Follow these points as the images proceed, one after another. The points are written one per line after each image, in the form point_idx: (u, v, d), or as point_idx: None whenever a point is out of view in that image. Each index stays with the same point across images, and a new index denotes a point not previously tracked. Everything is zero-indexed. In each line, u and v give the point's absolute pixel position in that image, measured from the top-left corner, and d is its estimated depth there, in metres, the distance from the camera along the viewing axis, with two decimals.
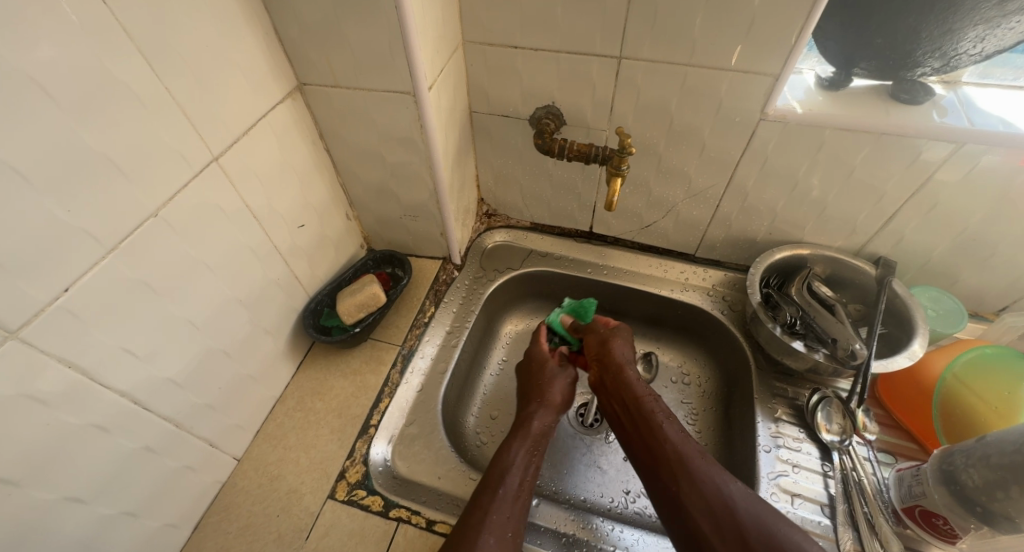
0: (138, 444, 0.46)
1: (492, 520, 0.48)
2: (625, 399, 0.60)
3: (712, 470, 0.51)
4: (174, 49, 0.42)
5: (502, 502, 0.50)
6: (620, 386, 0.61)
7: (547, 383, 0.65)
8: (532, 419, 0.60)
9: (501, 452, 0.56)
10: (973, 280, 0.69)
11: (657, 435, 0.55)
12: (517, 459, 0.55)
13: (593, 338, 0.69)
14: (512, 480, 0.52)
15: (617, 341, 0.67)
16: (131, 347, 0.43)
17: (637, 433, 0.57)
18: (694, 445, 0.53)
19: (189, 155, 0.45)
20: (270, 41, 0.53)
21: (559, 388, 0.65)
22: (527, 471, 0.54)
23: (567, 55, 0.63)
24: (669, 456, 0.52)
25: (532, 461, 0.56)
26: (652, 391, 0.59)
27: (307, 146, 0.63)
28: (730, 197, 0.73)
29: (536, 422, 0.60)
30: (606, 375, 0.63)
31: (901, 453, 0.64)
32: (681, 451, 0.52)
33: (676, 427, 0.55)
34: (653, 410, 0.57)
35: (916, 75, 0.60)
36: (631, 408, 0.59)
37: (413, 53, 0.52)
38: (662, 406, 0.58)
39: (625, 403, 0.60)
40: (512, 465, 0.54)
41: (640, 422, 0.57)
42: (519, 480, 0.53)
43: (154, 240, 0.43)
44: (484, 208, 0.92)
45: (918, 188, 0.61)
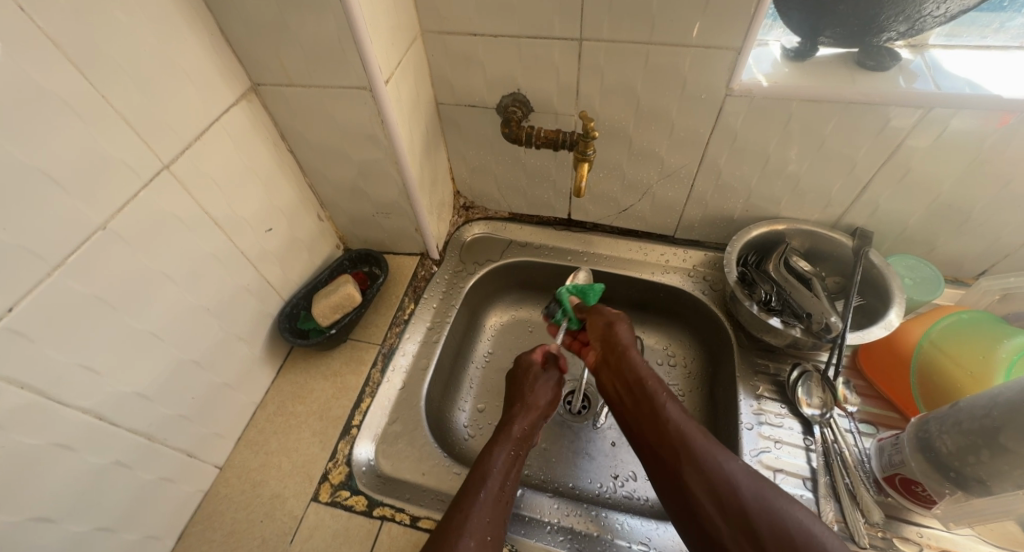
0: (107, 460, 0.46)
1: (474, 525, 0.48)
2: (629, 378, 0.59)
3: (715, 450, 0.50)
4: (109, 57, 0.41)
5: (484, 506, 0.50)
6: (625, 366, 0.60)
7: (530, 389, 0.65)
8: (511, 423, 0.60)
9: (485, 455, 0.55)
10: (952, 245, 0.69)
11: (659, 415, 0.54)
12: (497, 464, 0.54)
13: (595, 318, 0.68)
14: (493, 484, 0.52)
15: (620, 324, 0.65)
16: (89, 363, 0.43)
17: (637, 410, 0.56)
18: (695, 424, 0.53)
19: (136, 165, 0.45)
20: (216, 42, 0.51)
21: (542, 392, 0.65)
22: (508, 477, 0.54)
23: (527, 40, 0.62)
24: (671, 435, 0.52)
25: (513, 465, 0.56)
26: (655, 372, 0.58)
27: (268, 147, 0.61)
28: (704, 176, 0.72)
29: (516, 426, 0.60)
30: (609, 354, 0.63)
31: (882, 423, 0.64)
32: (682, 432, 0.52)
33: (677, 407, 0.55)
34: (657, 391, 0.56)
35: (882, 40, 0.59)
36: (634, 388, 0.58)
37: (364, 47, 0.51)
38: (665, 387, 0.57)
39: (627, 382, 0.59)
40: (496, 469, 0.54)
41: (641, 399, 0.57)
42: (502, 487, 0.53)
43: (104, 253, 0.43)
44: (461, 200, 0.91)
45: (890, 156, 0.61)
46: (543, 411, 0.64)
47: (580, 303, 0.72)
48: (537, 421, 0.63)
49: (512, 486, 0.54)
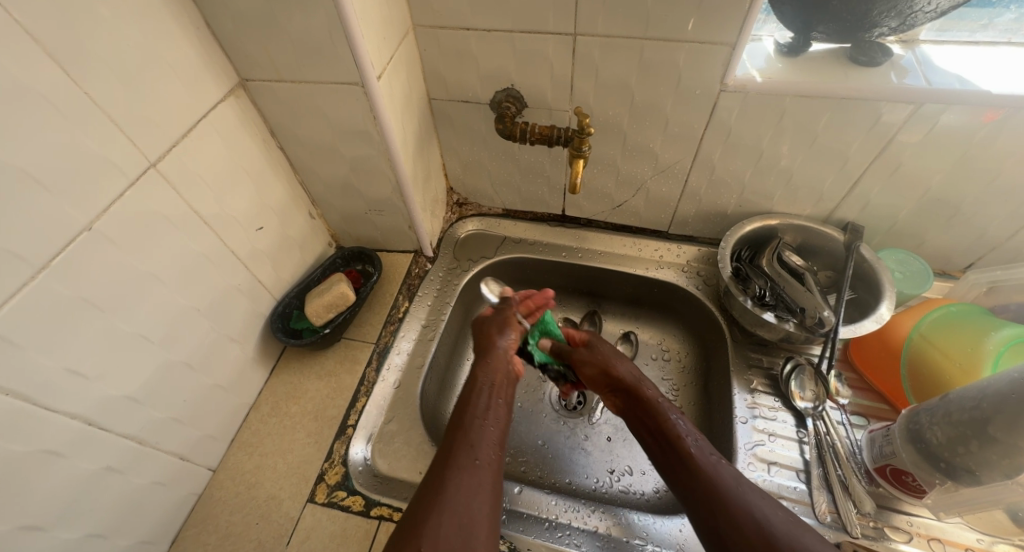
0: (98, 465, 0.45)
1: (462, 459, 0.49)
2: (652, 428, 0.57)
3: (747, 492, 0.48)
4: (92, 52, 0.39)
5: (470, 439, 0.52)
6: (647, 415, 0.58)
7: (490, 342, 0.64)
8: (480, 370, 0.61)
9: (466, 398, 0.57)
10: (939, 239, 0.70)
11: (688, 461, 0.52)
12: (480, 405, 0.56)
13: (597, 359, 0.66)
14: (476, 421, 0.54)
15: (617, 359, 0.65)
16: (77, 367, 0.42)
17: (667, 461, 0.54)
18: (728, 470, 0.51)
19: (122, 164, 0.43)
20: (203, 36, 0.50)
21: (502, 343, 0.64)
22: (490, 412, 0.56)
23: (521, 35, 0.61)
24: (700, 485, 0.50)
25: (494, 400, 0.58)
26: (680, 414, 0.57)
27: (257, 144, 0.60)
28: (698, 172, 0.72)
29: (489, 371, 0.61)
30: (629, 402, 0.61)
31: (873, 415, 0.65)
32: (711, 476, 0.50)
33: (707, 451, 0.53)
34: (681, 435, 0.54)
35: (874, 35, 0.59)
36: (657, 436, 0.56)
37: (356, 42, 0.50)
38: (689, 429, 0.55)
39: (654, 433, 0.57)
40: (478, 408, 0.56)
41: (666, 447, 0.55)
42: (483, 421, 0.54)
43: (90, 255, 0.42)
44: (455, 197, 0.91)
45: (881, 151, 0.61)
46: (507, 356, 0.63)
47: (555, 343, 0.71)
48: (512, 363, 0.63)
49: (499, 420, 0.56)
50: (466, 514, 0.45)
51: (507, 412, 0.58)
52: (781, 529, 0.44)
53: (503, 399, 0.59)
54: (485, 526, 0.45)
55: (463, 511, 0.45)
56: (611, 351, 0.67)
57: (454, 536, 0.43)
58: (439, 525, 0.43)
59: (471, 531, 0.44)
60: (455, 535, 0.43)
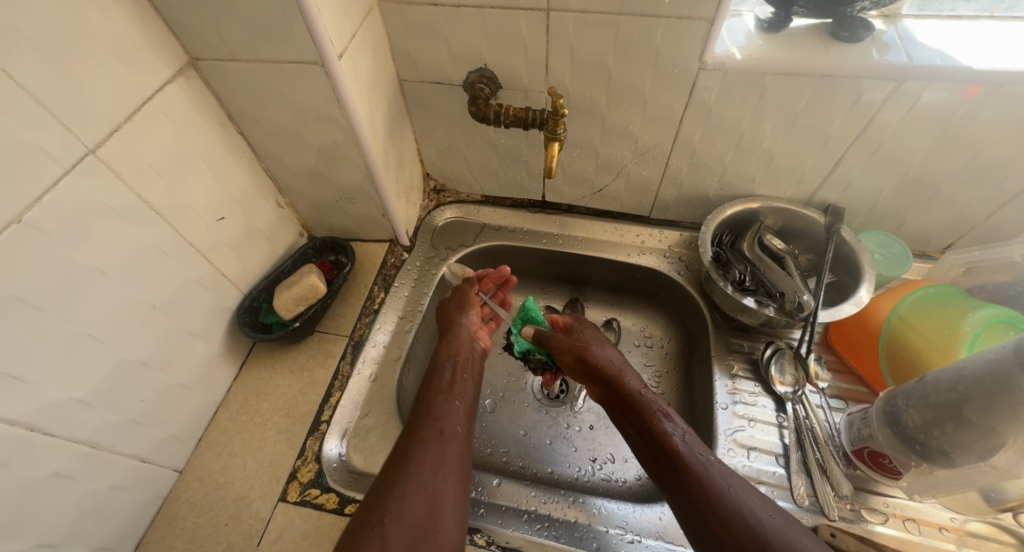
0: (45, 472, 0.42)
1: (427, 432, 0.50)
2: (636, 422, 0.56)
3: (733, 484, 0.47)
4: (11, 28, 0.36)
5: (436, 411, 0.52)
6: (631, 406, 0.57)
7: (453, 319, 0.66)
8: (448, 349, 0.62)
9: (432, 375, 0.58)
10: (919, 220, 0.69)
11: (674, 456, 0.51)
12: (444, 382, 0.57)
13: (575, 345, 0.65)
14: (443, 395, 0.55)
15: (597, 345, 0.65)
16: (13, 370, 0.39)
17: (651, 455, 0.53)
18: (719, 467, 0.49)
19: (55, 150, 0.40)
20: (144, 12, 0.46)
21: (467, 322, 0.66)
22: (456, 387, 0.57)
23: (492, 10, 0.58)
24: (687, 481, 0.49)
25: (459, 376, 0.58)
26: (657, 398, 0.57)
27: (214, 129, 0.57)
28: (678, 154, 0.70)
29: (454, 351, 0.62)
30: (611, 395, 0.60)
31: (852, 398, 0.65)
32: (700, 473, 0.49)
33: (693, 443, 0.52)
34: (666, 428, 0.53)
35: (854, 10, 0.57)
36: (641, 429, 0.55)
37: (311, 18, 0.47)
38: (663, 409, 0.55)
39: (637, 425, 0.56)
40: (443, 384, 0.56)
41: (649, 441, 0.54)
42: (449, 396, 0.55)
43: (23, 250, 0.39)
44: (432, 183, 0.88)
45: (862, 131, 0.60)
46: (469, 334, 0.64)
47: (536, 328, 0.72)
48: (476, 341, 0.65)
49: (466, 394, 0.56)
50: (432, 485, 0.46)
51: (474, 386, 0.59)
52: (752, 515, 0.45)
53: (468, 374, 0.59)
54: (451, 497, 0.46)
55: (428, 484, 0.46)
56: (592, 337, 0.66)
57: (419, 508, 0.44)
58: (403, 497, 0.44)
59: (436, 503, 0.45)
60: (419, 507, 0.44)
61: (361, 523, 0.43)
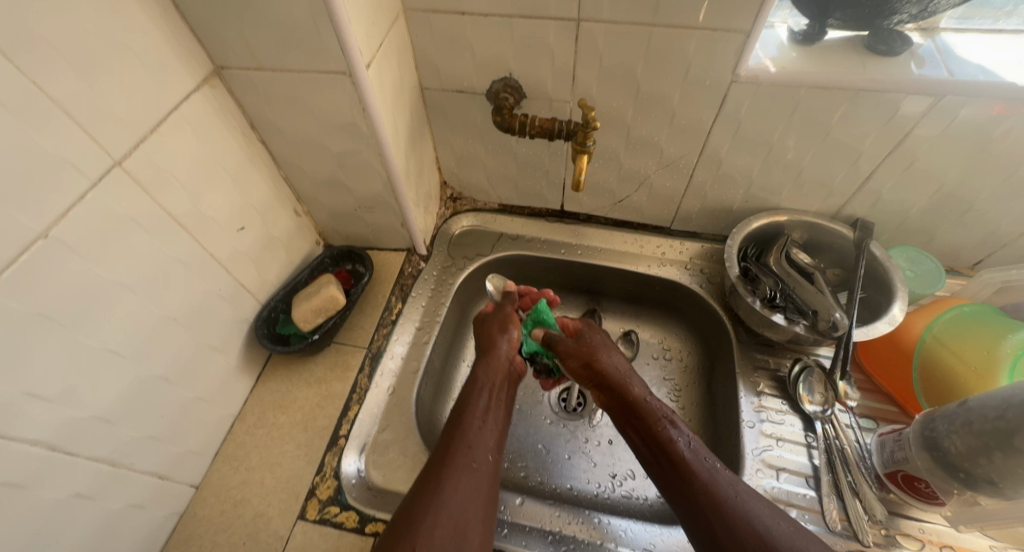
0: (65, 493, 0.41)
1: (461, 460, 0.48)
2: (641, 430, 0.54)
3: (739, 491, 0.47)
4: (41, 39, 0.35)
5: (469, 439, 0.51)
6: (636, 413, 0.55)
7: (495, 337, 0.64)
8: (483, 372, 0.60)
9: (465, 401, 0.56)
10: (951, 236, 0.68)
11: (681, 467, 0.49)
12: (479, 408, 0.55)
13: (581, 351, 0.63)
14: (475, 422, 0.53)
15: (604, 351, 0.63)
16: (37, 390, 0.38)
17: (658, 465, 0.51)
18: (727, 478, 0.48)
19: (82, 163, 0.39)
20: (171, 20, 0.45)
21: (506, 340, 0.64)
22: (490, 416, 0.55)
23: (521, 20, 0.57)
24: (697, 495, 0.47)
25: (493, 404, 0.57)
26: (662, 404, 0.55)
27: (236, 138, 0.56)
28: (704, 166, 0.69)
29: (489, 375, 0.60)
30: (616, 403, 0.58)
31: (881, 417, 0.64)
32: (710, 487, 0.47)
33: (701, 453, 0.50)
34: (672, 438, 0.51)
35: (892, 23, 0.56)
36: (646, 438, 0.54)
37: (342, 28, 0.46)
38: (670, 416, 0.54)
39: (642, 434, 0.54)
40: (477, 411, 0.55)
41: (655, 449, 0.52)
42: (481, 424, 0.53)
43: (48, 266, 0.38)
44: (449, 191, 0.87)
45: (897, 145, 0.59)
46: (508, 357, 0.62)
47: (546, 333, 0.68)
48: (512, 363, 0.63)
49: (497, 425, 0.55)
50: (463, 516, 0.44)
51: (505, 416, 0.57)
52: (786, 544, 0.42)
53: (501, 403, 0.58)
54: (479, 530, 0.45)
55: (459, 514, 0.44)
56: (598, 341, 0.64)
57: (449, 539, 0.42)
58: (435, 529, 0.42)
59: (464, 533, 0.43)
60: (448, 540, 0.42)
61: (388, 550, 0.41)
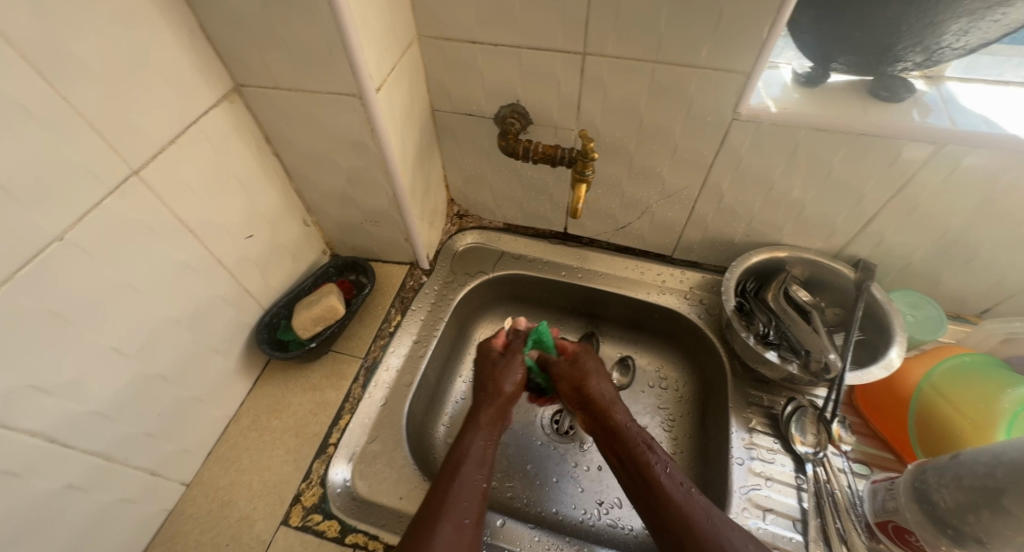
0: (59, 483, 0.43)
1: (452, 517, 0.46)
2: (621, 452, 0.55)
3: (716, 523, 0.47)
4: (71, 58, 0.38)
5: (460, 491, 0.48)
6: (617, 436, 0.56)
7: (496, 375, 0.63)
8: (478, 412, 0.58)
9: (457, 446, 0.54)
10: (956, 282, 0.67)
11: (654, 489, 0.50)
12: (472, 453, 0.53)
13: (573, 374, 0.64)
14: (468, 470, 0.50)
15: (596, 377, 0.63)
16: (41, 383, 0.41)
17: (635, 486, 0.52)
18: (699, 501, 0.49)
19: (101, 171, 0.42)
20: (195, 40, 0.48)
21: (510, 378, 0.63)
22: (483, 462, 0.52)
23: (528, 50, 0.59)
24: (669, 517, 0.48)
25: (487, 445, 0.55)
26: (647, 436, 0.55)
27: (251, 151, 0.59)
28: (705, 199, 0.70)
29: (484, 414, 0.58)
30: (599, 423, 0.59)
31: (876, 463, 0.62)
32: (689, 517, 0.47)
33: (673, 475, 0.51)
34: (650, 462, 0.52)
35: (897, 70, 0.56)
36: (625, 459, 0.54)
37: (354, 53, 0.48)
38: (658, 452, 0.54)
39: (621, 456, 0.55)
40: (471, 457, 0.52)
41: (635, 471, 0.53)
42: (474, 468, 0.51)
43: (61, 267, 0.40)
44: (455, 208, 0.89)
45: (899, 189, 0.59)
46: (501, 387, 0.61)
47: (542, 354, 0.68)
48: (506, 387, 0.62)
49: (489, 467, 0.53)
50: None
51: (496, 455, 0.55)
52: None
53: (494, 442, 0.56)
54: None
55: None
56: (593, 365, 0.65)
57: None
58: None
59: None
60: None
61: None
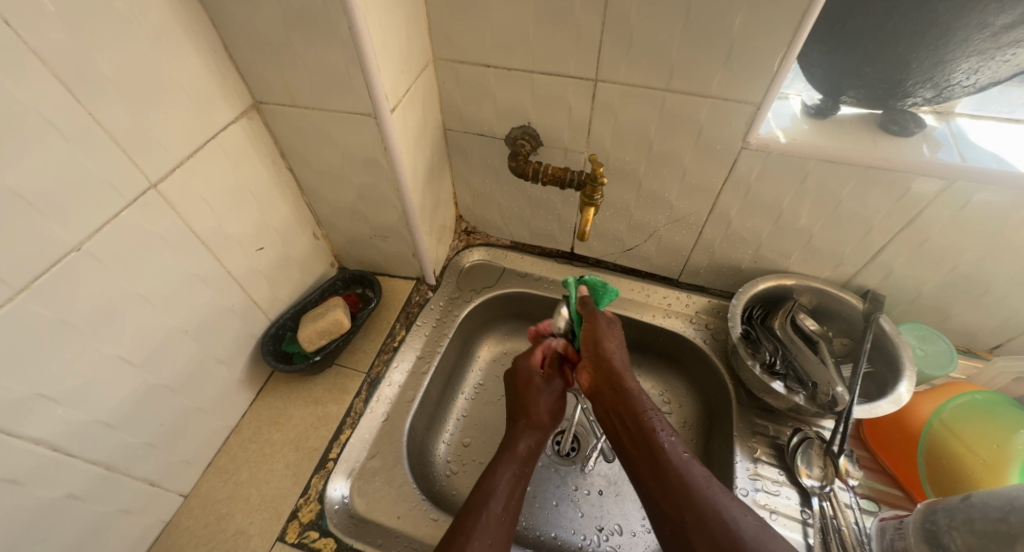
0: (59, 492, 0.43)
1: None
2: (624, 415, 0.53)
3: (717, 492, 0.44)
4: (98, 73, 0.39)
5: (486, 528, 0.46)
6: (622, 402, 0.54)
7: (532, 401, 0.61)
8: (516, 439, 0.57)
9: (486, 477, 0.52)
10: (966, 317, 0.66)
11: (657, 457, 0.48)
12: (499, 488, 0.51)
13: (587, 333, 0.61)
14: (496, 506, 0.49)
15: (611, 343, 0.60)
16: (49, 392, 0.41)
17: (635, 452, 0.50)
18: (699, 468, 0.47)
19: (121, 184, 0.43)
20: (219, 58, 0.50)
21: (546, 407, 0.61)
22: (511, 497, 0.51)
23: (541, 76, 0.60)
24: (667, 480, 0.46)
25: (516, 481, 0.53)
26: (655, 406, 0.53)
27: (266, 165, 0.60)
28: (713, 225, 0.70)
29: (522, 443, 0.57)
30: (605, 386, 0.57)
31: (885, 500, 0.61)
32: (683, 476, 0.45)
33: (679, 447, 0.49)
34: (655, 429, 0.50)
35: (906, 104, 0.57)
36: (629, 425, 0.52)
37: (371, 75, 0.49)
38: (665, 423, 0.51)
39: (625, 420, 0.53)
40: (500, 493, 0.50)
41: (637, 438, 0.51)
42: (504, 505, 0.49)
43: (75, 276, 0.41)
44: (463, 225, 0.89)
45: (908, 222, 0.58)
46: (546, 415, 0.60)
47: (586, 295, 0.66)
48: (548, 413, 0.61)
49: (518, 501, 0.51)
50: None
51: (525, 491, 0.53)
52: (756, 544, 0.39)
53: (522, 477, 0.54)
54: None
55: None
56: (603, 325, 0.62)
57: None
58: None
59: None
60: None
61: None
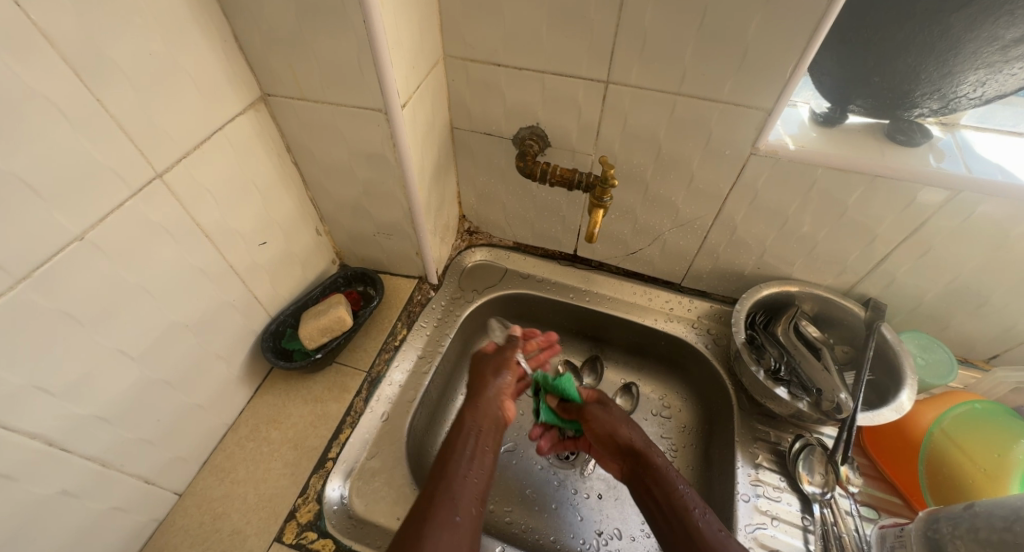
0: (53, 489, 0.42)
1: (443, 515, 0.46)
2: (657, 496, 0.55)
3: None
4: (106, 60, 0.38)
5: (451, 490, 0.49)
6: (654, 483, 0.56)
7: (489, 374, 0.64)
8: (478, 407, 0.60)
9: (451, 444, 0.55)
10: (965, 326, 0.67)
11: (692, 533, 0.50)
12: (463, 452, 0.54)
13: (597, 428, 0.63)
14: (458, 469, 0.52)
15: (625, 425, 0.63)
16: (46, 385, 0.40)
17: (671, 531, 0.52)
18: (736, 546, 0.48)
19: (127, 173, 0.42)
20: (228, 49, 0.49)
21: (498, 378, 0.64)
22: (474, 459, 0.54)
23: (553, 76, 0.60)
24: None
25: (480, 447, 0.56)
26: (687, 483, 0.55)
27: (271, 158, 0.59)
28: (718, 230, 0.70)
29: (485, 413, 0.60)
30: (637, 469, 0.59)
31: (884, 508, 0.61)
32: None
33: (715, 527, 0.50)
34: (689, 507, 0.52)
35: (913, 115, 0.57)
36: (664, 508, 0.53)
37: (383, 70, 0.49)
38: (699, 501, 0.53)
39: (659, 501, 0.55)
40: (467, 492, 0.49)
41: (672, 517, 0.52)
42: (467, 470, 0.52)
43: (78, 266, 0.40)
44: (466, 225, 0.89)
45: (913, 231, 0.59)
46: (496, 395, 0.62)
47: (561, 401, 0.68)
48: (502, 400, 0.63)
49: (485, 468, 0.54)
50: None
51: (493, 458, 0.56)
52: None
53: (489, 446, 0.57)
54: None
55: None
56: (604, 413, 0.64)
57: None
58: None
59: None
60: None
61: None
